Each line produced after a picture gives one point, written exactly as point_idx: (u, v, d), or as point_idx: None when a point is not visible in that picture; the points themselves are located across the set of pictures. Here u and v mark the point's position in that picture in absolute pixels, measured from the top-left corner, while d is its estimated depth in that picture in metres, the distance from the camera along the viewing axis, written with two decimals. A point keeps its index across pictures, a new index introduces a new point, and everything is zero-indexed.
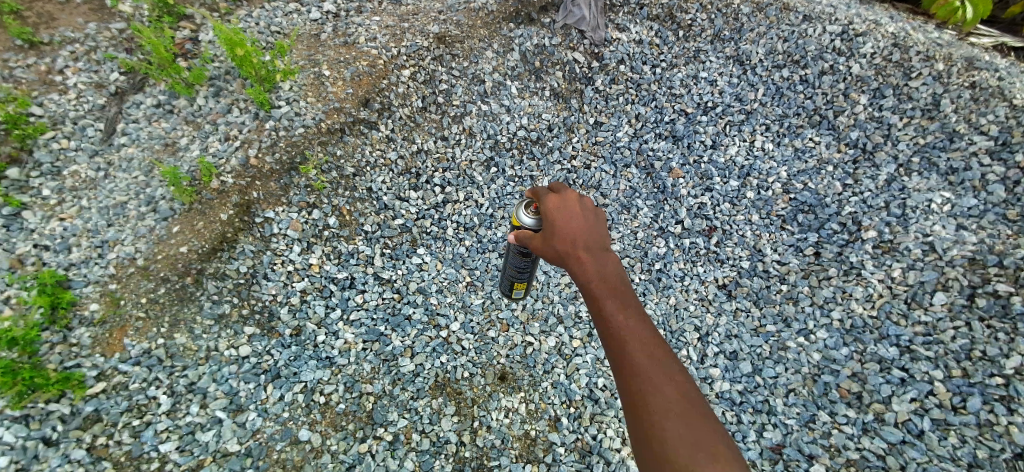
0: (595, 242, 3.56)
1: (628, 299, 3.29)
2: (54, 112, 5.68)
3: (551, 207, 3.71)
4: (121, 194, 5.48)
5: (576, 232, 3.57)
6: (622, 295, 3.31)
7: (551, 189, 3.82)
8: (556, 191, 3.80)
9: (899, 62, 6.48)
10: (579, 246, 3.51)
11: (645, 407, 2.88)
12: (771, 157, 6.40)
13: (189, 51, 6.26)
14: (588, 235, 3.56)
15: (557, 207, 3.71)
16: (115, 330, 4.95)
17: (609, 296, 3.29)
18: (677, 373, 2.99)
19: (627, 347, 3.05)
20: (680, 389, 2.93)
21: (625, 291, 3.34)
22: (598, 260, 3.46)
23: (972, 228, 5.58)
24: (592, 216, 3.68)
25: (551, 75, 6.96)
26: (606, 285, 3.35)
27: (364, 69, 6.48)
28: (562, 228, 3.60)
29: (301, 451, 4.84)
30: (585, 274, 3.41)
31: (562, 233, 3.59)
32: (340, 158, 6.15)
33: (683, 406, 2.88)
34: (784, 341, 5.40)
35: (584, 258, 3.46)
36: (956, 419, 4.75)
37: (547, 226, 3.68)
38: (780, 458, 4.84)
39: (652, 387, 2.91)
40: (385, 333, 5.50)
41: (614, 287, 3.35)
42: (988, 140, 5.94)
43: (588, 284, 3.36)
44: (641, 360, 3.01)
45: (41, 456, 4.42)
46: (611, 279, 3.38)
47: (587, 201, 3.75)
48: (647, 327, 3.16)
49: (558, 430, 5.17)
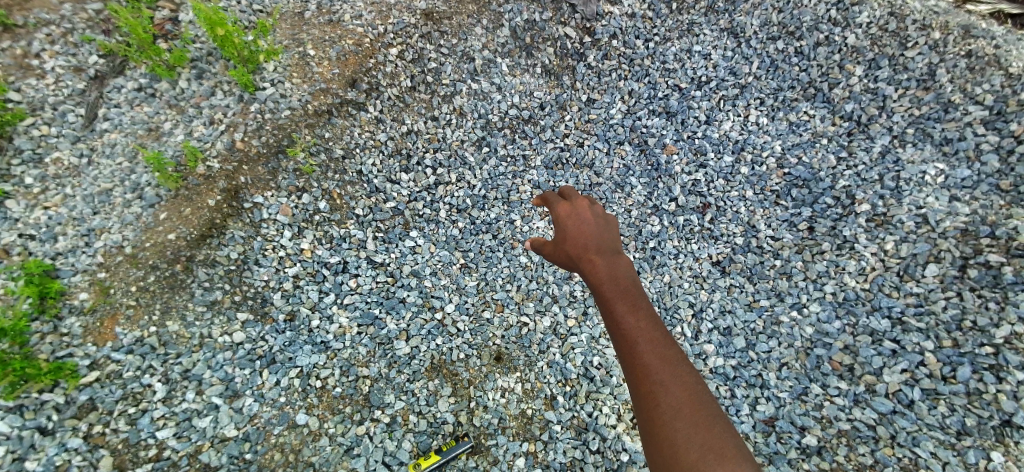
0: (607, 246, 3.26)
1: (641, 300, 2.93)
2: (33, 98, 5.51)
3: (563, 212, 3.47)
4: (105, 181, 5.36)
5: (586, 236, 3.31)
6: (633, 296, 2.95)
7: (562, 195, 3.58)
8: (567, 198, 3.57)
9: (895, 32, 6.33)
10: (589, 249, 3.23)
11: (654, 411, 2.55)
12: (765, 131, 6.34)
13: (169, 32, 6.05)
14: (600, 238, 3.30)
15: (566, 212, 3.47)
16: (106, 318, 4.91)
17: (620, 298, 2.94)
18: (690, 374, 2.65)
19: (635, 343, 2.73)
20: (690, 388, 2.60)
21: (638, 293, 2.97)
22: (611, 263, 3.13)
23: (965, 199, 5.53)
24: (605, 222, 3.42)
25: (542, 52, 6.82)
26: (616, 284, 3.01)
27: (350, 48, 6.32)
28: (573, 232, 3.35)
29: (299, 435, 4.88)
30: (596, 276, 3.09)
31: (573, 237, 3.34)
32: (329, 140, 6.04)
33: (695, 409, 2.54)
34: (777, 316, 5.43)
35: (595, 260, 3.16)
36: (946, 388, 4.81)
37: (558, 230, 3.44)
38: (772, 430, 4.95)
39: (663, 388, 2.58)
40: (380, 317, 5.49)
41: (624, 289, 2.98)
42: (983, 110, 5.85)
43: (597, 285, 3.03)
44: (652, 357, 2.68)
45: (38, 445, 4.42)
46: (624, 282, 3.02)
47: (600, 207, 3.49)
48: (661, 326, 2.82)
49: (554, 408, 5.21)
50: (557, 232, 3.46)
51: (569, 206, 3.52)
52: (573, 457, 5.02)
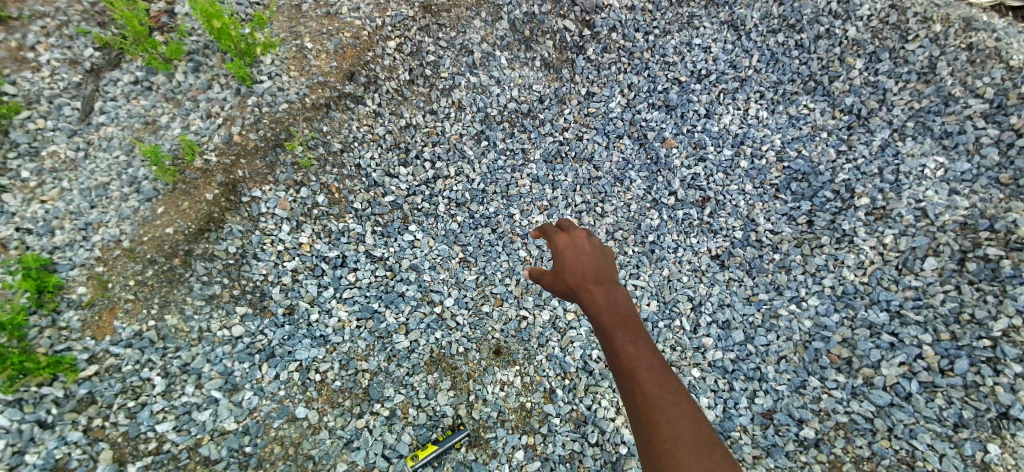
0: (606, 275, 3.26)
1: (640, 328, 2.93)
2: (29, 91, 5.46)
3: (560, 242, 3.49)
4: (102, 175, 5.34)
5: (585, 265, 3.31)
6: (633, 327, 2.94)
7: (560, 226, 3.61)
8: (566, 229, 3.58)
9: (895, 24, 6.31)
10: (589, 280, 3.23)
11: (656, 444, 2.51)
12: (765, 124, 6.32)
13: (165, 24, 6.00)
14: (599, 267, 3.30)
15: (566, 242, 3.48)
16: (104, 312, 4.90)
17: (619, 328, 2.94)
18: (691, 405, 2.62)
19: (636, 374, 2.72)
20: (692, 421, 2.56)
21: (637, 321, 2.97)
22: (609, 292, 3.13)
23: (964, 193, 5.51)
24: (604, 252, 3.42)
25: (541, 45, 6.78)
26: (616, 314, 3.01)
27: (347, 40, 6.28)
28: (572, 261, 3.36)
29: (298, 428, 4.89)
30: (595, 306, 3.09)
31: (572, 267, 3.34)
32: (327, 134, 6.01)
33: (698, 442, 2.49)
34: (776, 309, 5.45)
35: (594, 290, 3.16)
36: (944, 381, 4.82)
37: (556, 259, 3.45)
38: (770, 423, 4.98)
39: (665, 420, 2.54)
40: (379, 310, 5.48)
41: (623, 318, 2.98)
42: (983, 103, 5.81)
43: (597, 316, 3.02)
44: (652, 385, 2.67)
45: (38, 438, 4.42)
46: (623, 311, 3.02)
47: (598, 237, 3.50)
48: (661, 358, 2.79)
49: (553, 401, 5.22)
50: (556, 262, 3.46)
51: (567, 237, 3.54)
52: (572, 450, 5.03)
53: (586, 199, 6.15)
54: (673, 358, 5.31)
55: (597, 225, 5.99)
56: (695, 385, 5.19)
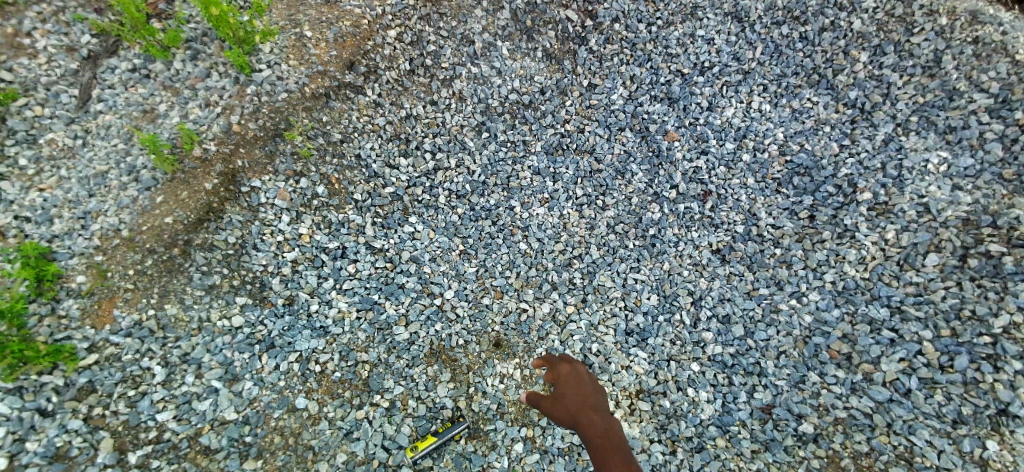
0: (602, 408, 3.68)
1: (628, 455, 3.29)
2: (25, 77, 5.39)
3: (564, 374, 4.03)
4: (100, 164, 5.30)
5: (586, 398, 3.77)
6: (624, 453, 3.30)
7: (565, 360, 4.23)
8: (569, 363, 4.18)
9: (901, 17, 6.24)
10: (589, 408, 3.65)
11: None
12: (768, 118, 6.27)
13: (163, 11, 5.92)
14: (597, 401, 3.75)
15: (568, 375, 4.02)
16: (104, 302, 4.89)
17: (611, 454, 3.29)
18: None
19: None
20: None
21: (626, 450, 3.34)
22: (605, 420, 3.54)
23: (967, 189, 5.46)
24: (599, 390, 3.91)
25: (543, 35, 6.71)
26: (611, 441, 3.39)
27: (347, 29, 6.21)
28: (573, 393, 3.84)
29: (299, 419, 4.91)
30: (592, 431, 3.47)
31: (574, 396, 3.79)
32: (327, 124, 5.97)
33: None
34: (776, 304, 5.46)
35: (593, 417, 3.57)
36: (943, 377, 4.83)
37: (557, 389, 3.91)
38: (769, 417, 5.02)
39: None
40: (379, 302, 5.48)
41: (615, 446, 3.35)
42: (988, 98, 5.75)
43: (595, 440, 3.39)
44: None
45: (38, 426, 4.41)
46: (615, 439, 3.41)
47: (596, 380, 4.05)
48: None
49: (553, 394, 5.23)
50: (558, 389, 3.92)
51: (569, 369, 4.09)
52: (571, 443, 5.04)
53: (587, 192, 6.15)
54: (672, 352, 5.36)
55: (598, 219, 6.03)
56: (694, 379, 5.22)
